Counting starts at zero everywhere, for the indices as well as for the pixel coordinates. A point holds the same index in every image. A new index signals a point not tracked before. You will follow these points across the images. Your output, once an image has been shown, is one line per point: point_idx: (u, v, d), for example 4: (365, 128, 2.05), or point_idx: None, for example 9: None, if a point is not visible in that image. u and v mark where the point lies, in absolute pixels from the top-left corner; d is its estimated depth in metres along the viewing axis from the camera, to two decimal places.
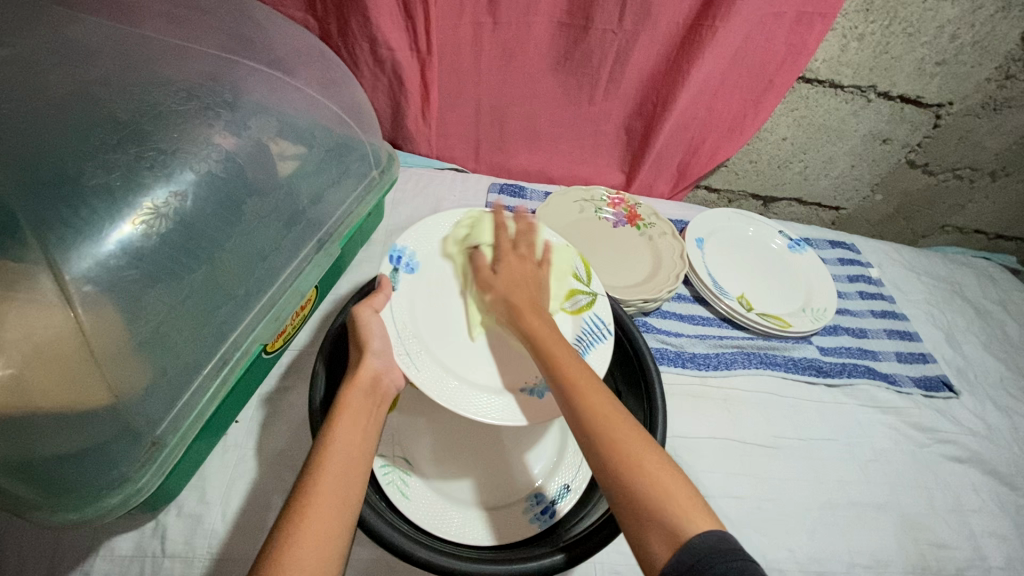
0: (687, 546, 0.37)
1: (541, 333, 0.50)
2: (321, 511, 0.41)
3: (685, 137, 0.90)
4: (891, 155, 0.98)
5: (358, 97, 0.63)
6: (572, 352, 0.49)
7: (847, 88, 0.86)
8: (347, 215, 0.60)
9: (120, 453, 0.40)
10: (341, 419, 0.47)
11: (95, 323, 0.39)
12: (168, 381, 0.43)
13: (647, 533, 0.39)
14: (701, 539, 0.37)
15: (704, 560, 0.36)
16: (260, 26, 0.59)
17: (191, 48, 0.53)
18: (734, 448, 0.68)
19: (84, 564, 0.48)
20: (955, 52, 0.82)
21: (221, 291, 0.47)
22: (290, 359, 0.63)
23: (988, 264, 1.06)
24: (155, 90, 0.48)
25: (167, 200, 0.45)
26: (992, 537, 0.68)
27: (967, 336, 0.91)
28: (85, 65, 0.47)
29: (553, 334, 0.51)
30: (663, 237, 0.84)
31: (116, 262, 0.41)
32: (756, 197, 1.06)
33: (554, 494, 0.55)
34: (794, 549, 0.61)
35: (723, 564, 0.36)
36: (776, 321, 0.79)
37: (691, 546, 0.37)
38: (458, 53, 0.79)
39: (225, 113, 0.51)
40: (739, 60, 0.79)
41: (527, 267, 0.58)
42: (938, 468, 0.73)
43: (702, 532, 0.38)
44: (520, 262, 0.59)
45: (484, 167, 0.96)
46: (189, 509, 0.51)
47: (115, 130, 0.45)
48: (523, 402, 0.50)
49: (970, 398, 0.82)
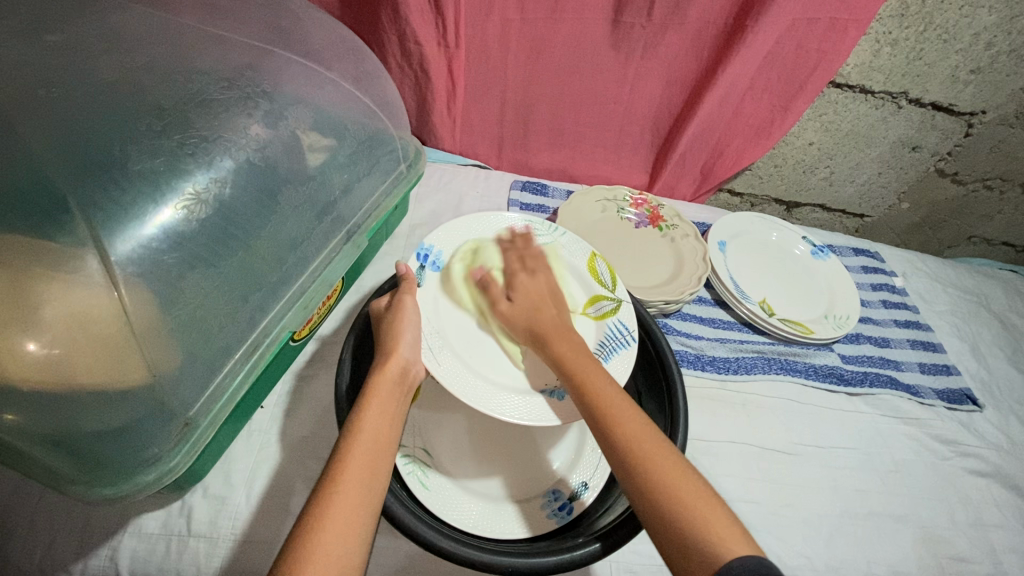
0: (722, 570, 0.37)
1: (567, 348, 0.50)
2: (348, 497, 0.41)
3: (710, 139, 0.89)
4: (919, 163, 0.97)
5: (389, 91, 0.64)
6: (597, 366, 0.49)
7: (877, 94, 0.85)
8: (376, 208, 0.61)
9: (154, 431, 0.41)
10: (370, 406, 0.47)
11: (137, 305, 0.40)
12: (203, 364, 0.44)
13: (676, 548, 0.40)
14: (740, 561, 0.37)
15: None
16: (296, 17, 0.60)
17: (231, 38, 0.54)
18: (751, 453, 0.67)
19: (113, 539, 0.49)
20: (990, 60, 0.81)
21: (255, 276, 0.48)
22: (315, 348, 0.64)
23: (1014, 277, 1.04)
24: (196, 78, 0.49)
25: (207, 186, 0.46)
26: (1012, 553, 0.67)
27: (992, 350, 0.90)
28: (129, 52, 0.48)
29: (576, 350, 0.50)
30: (685, 239, 0.83)
31: (158, 246, 0.42)
32: (780, 202, 1.05)
33: (572, 491, 0.55)
34: (812, 557, 0.61)
35: None
36: (797, 327, 0.79)
37: (729, 567, 0.37)
38: (486, 49, 0.79)
39: (263, 103, 0.52)
40: (770, 63, 0.79)
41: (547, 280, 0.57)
42: (959, 481, 0.72)
43: (739, 558, 0.38)
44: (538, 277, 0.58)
45: (506, 165, 0.97)
46: (214, 491, 0.52)
47: (159, 116, 0.46)
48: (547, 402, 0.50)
49: (994, 412, 0.81)
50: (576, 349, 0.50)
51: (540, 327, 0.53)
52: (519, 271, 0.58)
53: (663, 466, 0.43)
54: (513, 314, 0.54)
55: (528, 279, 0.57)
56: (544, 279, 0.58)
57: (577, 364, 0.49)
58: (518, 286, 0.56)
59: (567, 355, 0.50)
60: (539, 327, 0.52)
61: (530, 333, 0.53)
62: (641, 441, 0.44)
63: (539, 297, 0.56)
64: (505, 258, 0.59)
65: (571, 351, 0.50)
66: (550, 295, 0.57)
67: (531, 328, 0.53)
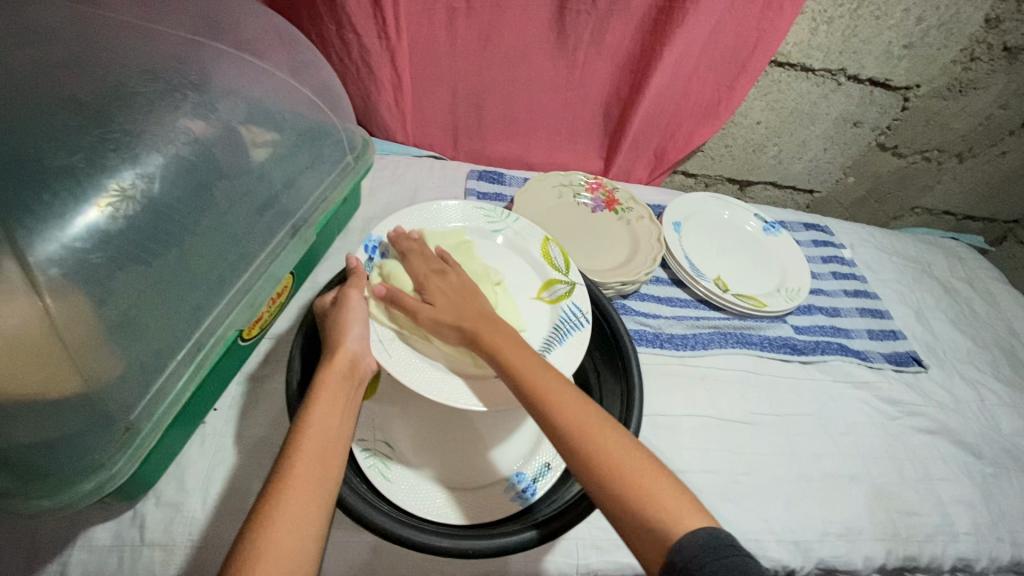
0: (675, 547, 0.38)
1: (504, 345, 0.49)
2: (296, 493, 0.41)
3: (661, 122, 0.90)
4: (861, 138, 1.00)
5: (329, 81, 0.63)
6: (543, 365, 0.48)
7: (818, 71, 0.88)
8: (323, 201, 0.60)
9: (92, 439, 0.40)
10: (319, 403, 0.47)
11: (63, 309, 0.38)
12: (141, 366, 0.43)
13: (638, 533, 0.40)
14: (690, 538, 0.38)
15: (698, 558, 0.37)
16: (227, 8, 0.58)
17: (156, 29, 0.52)
18: (711, 426, 0.69)
19: (61, 555, 0.48)
20: (921, 35, 0.84)
21: (194, 275, 0.47)
22: (268, 347, 0.63)
23: (955, 244, 1.09)
24: (119, 71, 0.48)
25: (133, 182, 0.44)
26: (959, 504, 0.71)
27: (936, 313, 0.94)
28: (45, 46, 0.46)
29: (509, 338, 0.50)
30: (640, 221, 0.85)
31: (82, 245, 0.40)
32: (732, 181, 1.07)
33: (534, 473, 0.55)
34: (770, 520, 0.63)
35: (716, 562, 0.36)
36: (751, 301, 0.81)
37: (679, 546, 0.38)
38: (432, 38, 0.78)
39: (193, 95, 0.51)
40: (713, 43, 0.80)
41: (450, 280, 0.55)
42: (908, 440, 0.75)
43: (691, 532, 0.38)
44: (444, 279, 0.55)
45: (462, 155, 0.96)
46: (168, 498, 0.51)
47: (79, 112, 0.44)
48: (497, 388, 0.51)
49: (938, 371, 0.85)
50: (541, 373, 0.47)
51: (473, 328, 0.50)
52: (432, 273, 0.55)
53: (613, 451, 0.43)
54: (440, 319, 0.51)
55: (442, 279, 0.55)
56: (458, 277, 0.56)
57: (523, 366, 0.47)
58: (432, 287, 0.53)
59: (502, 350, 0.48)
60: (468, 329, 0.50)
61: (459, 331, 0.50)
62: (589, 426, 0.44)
63: (456, 296, 0.53)
64: (412, 269, 0.55)
65: (547, 381, 0.46)
66: (469, 289, 0.55)
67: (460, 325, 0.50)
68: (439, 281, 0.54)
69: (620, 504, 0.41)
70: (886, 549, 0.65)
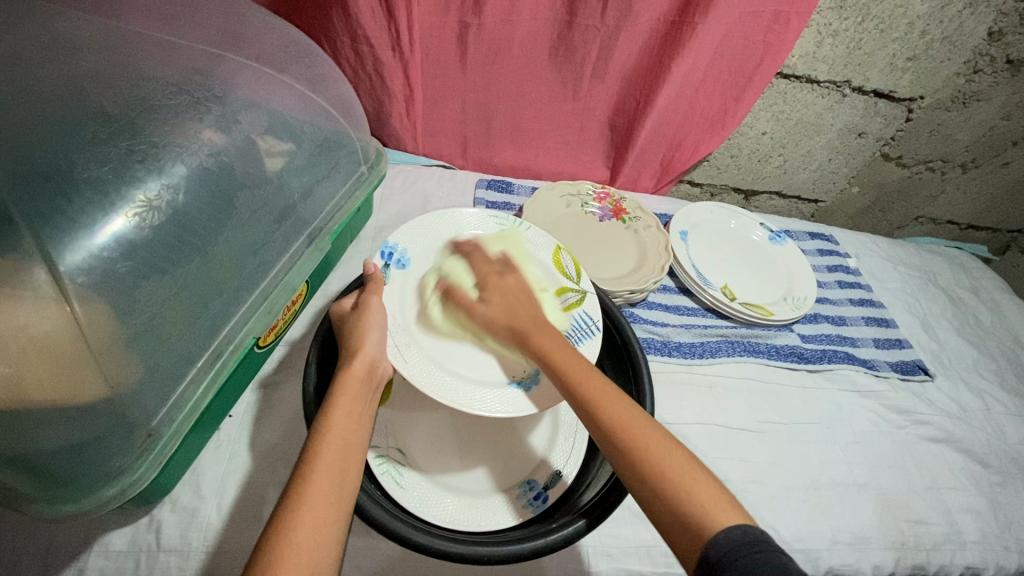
0: (712, 542, 0.39)
1: (552, 345, 0.50)
2: (318, 498, 0.41)
3: (668, 133, 0.92)
4: (866, 148, 1.01)
5: (345, 93, 0.64)
6: (586, 363, 0.50)
7: (823, 83, 0.89)
8: (338, 210, 0.61)
9: (116, 445, 0.41)
10: (336, 408, 0.47)
11: (91, 317, 0.39)
12: (163, 374, 0.43)
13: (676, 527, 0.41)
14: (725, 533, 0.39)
15: (729, 553, 0.38)
16: (247, 22, 0.60)
17: (179, 43, 0.53)
18: (720, 434, 0.69)
19: (79, 560, 0.48)
20: (925, 48, 0.85)
21: (215, 284, 0.48)
22: (282, 354, 0.63)
23: (959, 253, 1.10)
24: (144, 84, 0.49)
25: (159, 193, 0.45)
26: (967, 513, 0.71)
27: (941, 322, 0.95)
28: (73, 60, 0.47)
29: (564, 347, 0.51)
30: (648, 230, 0.86)
31: (110, 255, 0.41)
32: (738, 190, 1.08)
33: (546, 480, 0.56)
34: (779, 528, 0.63)
35: (747, 556, 0.38)
36: (758, 310, 0.82)
37: (715, 541, 0.39)
38: (443, 49, 0.80)
39: (215, 108, 0.52)
40: (720, 56, 0.82)
41: (509, 280, 0.57)
42: (915, 448, 0.75)
43: (726, 529, 0.39)
44: (503, 278, 0.57)
45: (471, 164, 0.97)
46: (184, 503, 0.51)
47: (106, 124, 0.45)
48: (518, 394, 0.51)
49: (944, 380, 0.85)
50: (582, 366, 0.49)
51: (524, 327, 0.53)
52: (491, 274, 0.57)
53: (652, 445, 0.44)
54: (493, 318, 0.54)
55: (500, 278, 0.57)
56: (516, 278, 0.58)
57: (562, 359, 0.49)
58: (494, 287, 0.56)
59: (551, 351, 0.50)
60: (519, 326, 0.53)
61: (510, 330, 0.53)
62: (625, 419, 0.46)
63: (514, 296, 0.56)
64: (475, 269, 0.58)
65: (586, 371, 0.48)
66: (522, 291, 0.56)
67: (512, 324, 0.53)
68: (496, 281, 0.57)
69: (654, 492, 0.42)
70: (895, 558, 0.65)
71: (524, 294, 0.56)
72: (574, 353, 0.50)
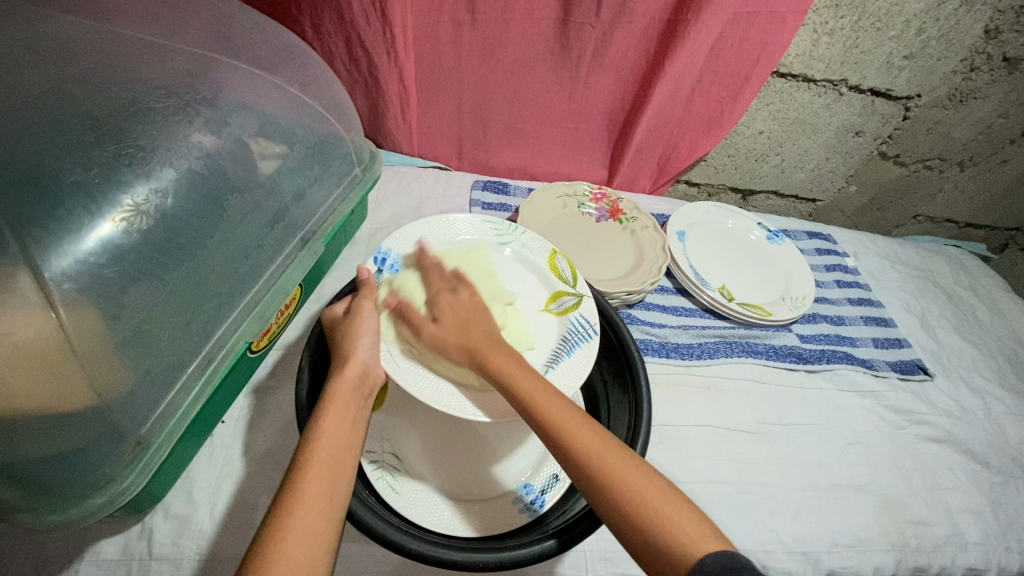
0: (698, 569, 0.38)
1: (504, 365, 0.48)
2: (308, 508, 0.40)
3: (664, 133, 0.91)
4: (863, 147, 1.01)
5: (338, 95, 0.64)
6: (544, 387, 0.47)
7: (819, 82, 0.89)
8: (331, 212, 0.61)
9: (104, 453, 0.40)
10: (328, 417, 0.46)
11: (78, 324, 0.39)
12: (152, 380, 0.43)
13: (654, 556, 0.40)
14: (714, 558, 0.38)
15: None
16: (238, 24, 0.59)
17: (169, 45, 0.53)
18: (719, 436, 0.69)
19: (69, 570, 0.47)
20: (922, 46, 0.85)
21: (206, 287, 0.47)
22: (276, 358, 0.63)
23: (958, 251, 1.09)
24: (132, 88, 0.48)
25: (147, 197, 0.45)
26: (968, 514, 0.71)
27: (940, 321, 0.94)
28: (61, 64, 0.47)
29: (521, 366, 0.48)
30: (644, 231, 0.85)
31: (96, 260, 0.41)
32: (735, 190, 1.07)
33: (542, 485, 0.55)
34: (779, 531, 0.62)
35: None
36: (756, 310, 0.82)
37: (702, 567, 0.38)
38: (438, 50, 0.79)
39: (205, 111, 0.51)
40: (716, 56, 0.81)
41: (461, 300, 0.54)
42: (916, 449, 0.75)
43: (712, 554, 0.39)
44: (455, 297, 0.54)
45: (467, 165, 0.96)
46: (176, 511, 0.51)
47: (93, 128, 0.44)
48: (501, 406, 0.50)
49: (944, 380, 0.85)
50: (542, 391, 0.46)
51: (478, 348, 0.50)
52: (441, 289, 0.55)
53: (620, 473, 0.43)
54: (445, 337, 0.50)
55: (452, 297, 0.54)
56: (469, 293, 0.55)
57: (524, 384, 0.47)
58: (443, 306, 0.53)
59: (511, 377, 0.47)
60: (474, 345, 0.50)
61: (468, 354, 0.50)
62: (593, 447, 0.44)
63: (470, 314, 0.53)
64: (426, 283, 0.56)
65: (544, 397, 0.46)
66: (479, 309, 0.54)
67: (464, 344, 0.50)
68: (451, 301, 0.54)
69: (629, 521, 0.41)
70: (896, 560, 0.65)
71: (479, 313, 0.54)
72: (531, 374, 0.48)
